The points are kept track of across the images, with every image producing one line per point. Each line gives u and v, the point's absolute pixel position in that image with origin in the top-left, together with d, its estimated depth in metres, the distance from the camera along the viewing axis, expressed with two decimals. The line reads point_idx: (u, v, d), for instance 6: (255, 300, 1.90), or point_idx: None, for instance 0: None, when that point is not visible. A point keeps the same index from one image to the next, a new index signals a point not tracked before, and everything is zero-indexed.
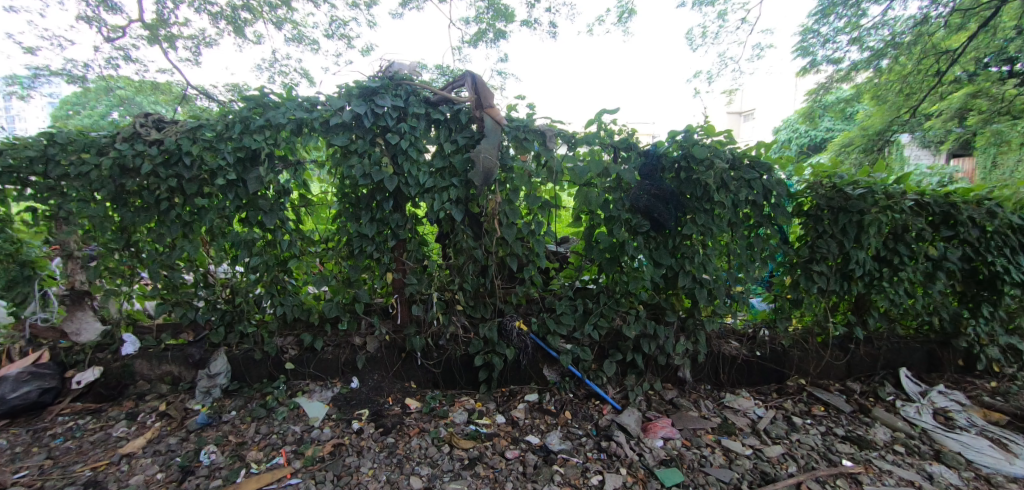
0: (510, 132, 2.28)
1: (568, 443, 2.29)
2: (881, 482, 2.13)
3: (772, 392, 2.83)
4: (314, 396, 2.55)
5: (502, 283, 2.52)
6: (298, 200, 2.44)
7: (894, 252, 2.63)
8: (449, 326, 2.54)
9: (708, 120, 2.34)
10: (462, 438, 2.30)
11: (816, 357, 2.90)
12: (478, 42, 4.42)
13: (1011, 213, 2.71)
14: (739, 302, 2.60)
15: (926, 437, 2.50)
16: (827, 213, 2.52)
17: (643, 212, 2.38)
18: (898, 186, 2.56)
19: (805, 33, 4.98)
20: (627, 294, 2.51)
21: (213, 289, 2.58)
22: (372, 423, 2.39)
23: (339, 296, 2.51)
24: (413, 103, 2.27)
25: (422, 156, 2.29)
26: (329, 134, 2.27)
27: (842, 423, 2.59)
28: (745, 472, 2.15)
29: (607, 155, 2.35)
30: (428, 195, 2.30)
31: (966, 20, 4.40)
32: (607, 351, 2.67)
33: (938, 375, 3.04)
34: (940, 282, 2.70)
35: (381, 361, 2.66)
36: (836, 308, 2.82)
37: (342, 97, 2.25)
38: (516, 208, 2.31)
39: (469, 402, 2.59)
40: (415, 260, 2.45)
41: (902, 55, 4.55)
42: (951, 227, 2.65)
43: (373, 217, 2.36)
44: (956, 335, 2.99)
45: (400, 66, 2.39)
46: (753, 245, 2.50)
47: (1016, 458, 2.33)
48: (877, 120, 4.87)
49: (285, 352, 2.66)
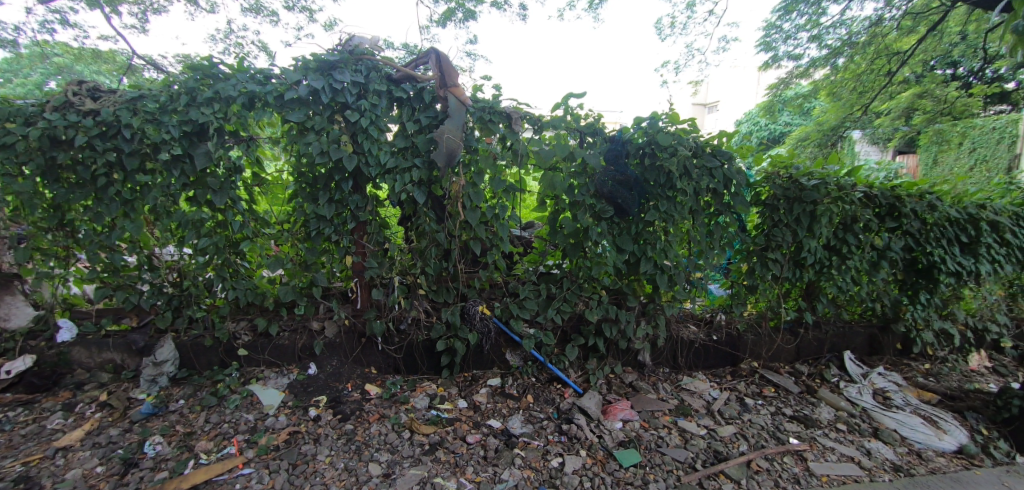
0: (475, 114, 2.23)
1: (530, 426, 2.30)
2: (824, 458, 2.26)
3: (726, 375, 2.93)
4: (268, 383, 2.44)
5: (465, 267, 2.48)
6: (251, 178, 2.31)
7: (843, 242, 2.75)
8: (411, 310, 2.49)
9: (673, 107, 2.34)
10: (422, 423, 2.26)
11: (768, 341, 3.03)
12: (447, 21, 4.29)
13: (949, 207, 2.87)
14: (698, 289, 2.65)
15: (866, 415, 2.66)
16: (783, 203, 2.60)
17: (607, 198, 2.38)
18: (849, 178, 2.68)
19: (768, 28, 5.10)
20: (590, 280, 2.52)
21: (158, 271, 2.40)
22: (330, 410, 2.32)
23: (296, 279, 2.40)
24: (374, 80, 2.17)
25: (383, 135, 2.21)
26: (284, 109, 2.15)
27: (790, 403, 2.72)
28: (699, 452, 2.22)
29: (573, 140, 2.34)
30: (389, 176, 2.22)
31: (916, 23, 4.59)
32: (569, 335, 2.70)
33: (878, 358, 3.24)
34: (883, 270, 2.85)
35: (340, 347, 2.58)
36: (788, 294, 2.92)
37: (299, 71, 2.14)
38: (480, 191, 2.26)
39: (430, 387, 2.56)
40: (375, 243, 2.38)
41: (857, 54, 4.73)
42: (895, 218, 2.81)
43: (331, 198, 2.26)
44: (896, 320, 3.16)
45: (360, 39, 2.25)
46: (712, 233, 2.56)
47: (944, 434, 2.51)
48: (832, 116, 5.11)
49: (237, 338, 2.53)
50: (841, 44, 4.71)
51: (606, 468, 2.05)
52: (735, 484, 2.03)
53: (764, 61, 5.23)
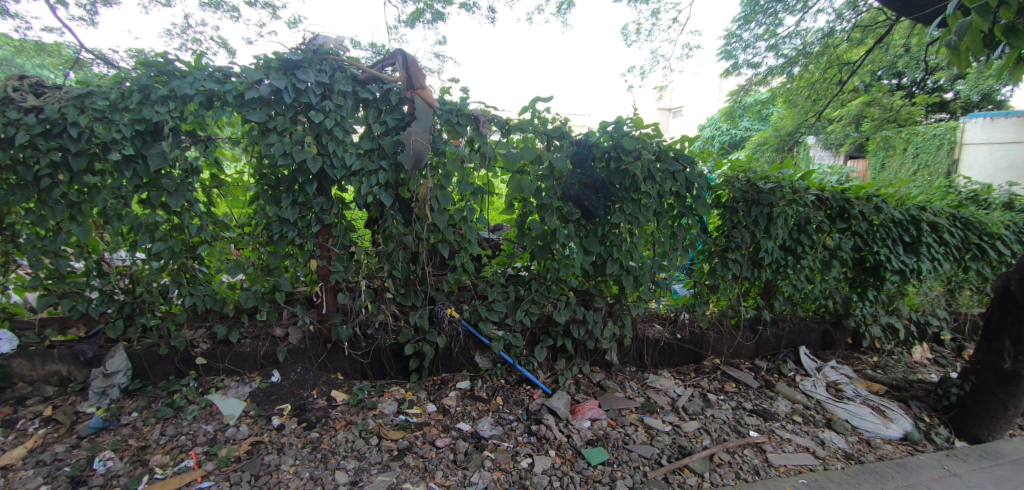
0: (442, 116, 2.22)
1: (499, 428, 2.31)
2: (781, 449, 2.36)
3: (690, 372, 3.01)
4: (228, 392, 2.35)
5: (433, 270, 2.47)
6: (210, 180, 2.22)
7: (798, 242, 2.89)
8: (378, 314, 2.46)
9: (638, 112, 2.40)
10: (391, 428, 2.23)
11: (729, 339, 3.13)
12: (415, 22, 4.25)
13: (894, 209, 3.05)
14: (662, 289, 2.73)
15: (820, 407, 2.80)
16: (742, 205, 2.71)
17: (574, 200, 2.41)
18: (803, 181, 2.82)
19: (729, 37, 5.30)
20: (558, 281, 2.55)
21: (109, 278, 2.27)
22: (295, 418, 2.25)
23: (257, 284, 2.33)
24: (339, 80, 2.13)
25: (348, 137, 2.17)
26: (245, 109, 2.09)
27: (750, 398, 2.82)
28: (665, 447, 2.28)
29: (540, 143, 2.37)
30: (354, 178, 2.18)
31: (864, 35, 4.86)
32: (537, 337, 2.72)
33: (831, 352, 3.41)
34: (834, 269, 3.01)
35: (304, 353, 2.51)
36: (747, 293, 3.04)
37: (260, 70, 2.08)
38: (448, 193, 2.26)
39: (399, 391, 2.53)
40: (341, 246, 2.33)
41: (810, 64, 4.98)
42: (845, 220, 2.97)
43: (295, 200, 2.21)
44: (846, 316, 3.33)
45: (324, 39, 2.21)
46: (676, 235, 2.64)
47: (891, 423, 2.67)
48: (788, 122, 5.33)
49: (194, 346, 2.42)
50: (796, 54, 4.95)
51: (574, 467, 2.08)
52: (699, 477, 2.10)
53: (725, 69, 5.43)
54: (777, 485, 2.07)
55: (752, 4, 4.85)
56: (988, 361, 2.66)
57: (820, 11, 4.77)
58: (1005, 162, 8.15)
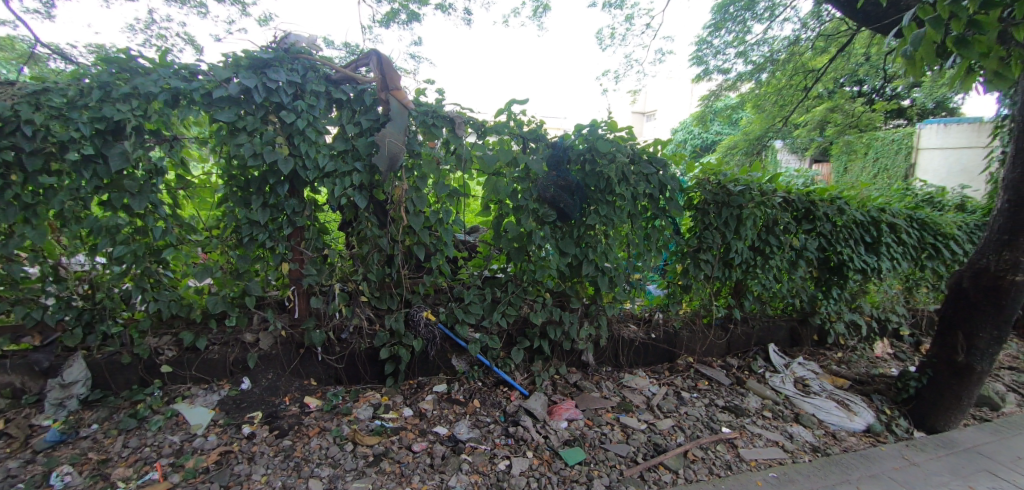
0: (417, 117, 2.21)
1: (476, 431, 2.30)
2: (752, 444, 2.43)
3: (664, 371, 3.07)
4: (196, 401, 2.27)
5: (409, 272, 2.45)
6: (175, 181, 2.15)
7: (766, 243, 2.98)
8: (353, 318, 2.42)
9: (612, 116, 2.44)
10: (366, 434, 2.20)
11: (702, 337, 3.20)
12: (390, 23, 4.21)
13: (855, 210, 3.19)
14: (637, 289, 2.78)
15: (788, 402, 2.89)
16: (712, 207, 2.78)
17: (550, 202, 2.43)
18: (770, 184, 2.92)
19: (700, 43, 5.44)
20: (534, 283, 2.56)
21: (66, 283, 2.15)
22: (266, 426, 2.19)
23: (226, 289, 2.26)
24: (312, 80, 2.10)
25: (321, 137, 2.13)
26: (213, 108, 2.02)
27: (722, 395, 2.89)
28: (640, 445, 2.32)
29: (516, 145, 2.39)
30: (327, 180, 2.15)
31: (828, 44, 5.06)
32: (514, 338, 2.73)
33: (798, 349, 3.53)
34: (800, 268, 3.12)
35: (276, 359, 2.45)
36: (718, 292, 3.12)
37: (229, 68, 2.03)
38: (424, 195, 2.25)
39: (374, 396, 2.49)
40: (314, 249, 2.29)
41: (777, 70, 5.16)
42: (811, 221, 3.08)
43: (265, 202, 2.15)
44: (812, 314, 3.46)
45: (296, 37, 2.17)
46: (649, 236, 2.68)
47: (855, 416, 2.78)
48: (757, 127, 5.52)
49: (159, 354, 2.32)
50: (764, 61, 5.11)
51: (552, 468, 2.09)
52: (673, 474, 2.14)
53: (696, 74, 5.56)
54: (748, 479, 2.13)
55: (722, 12, 5.00)
56: (943, 355, 2.80)
57: (786, 20, 4.94)
58: (956, 167, 8.41)
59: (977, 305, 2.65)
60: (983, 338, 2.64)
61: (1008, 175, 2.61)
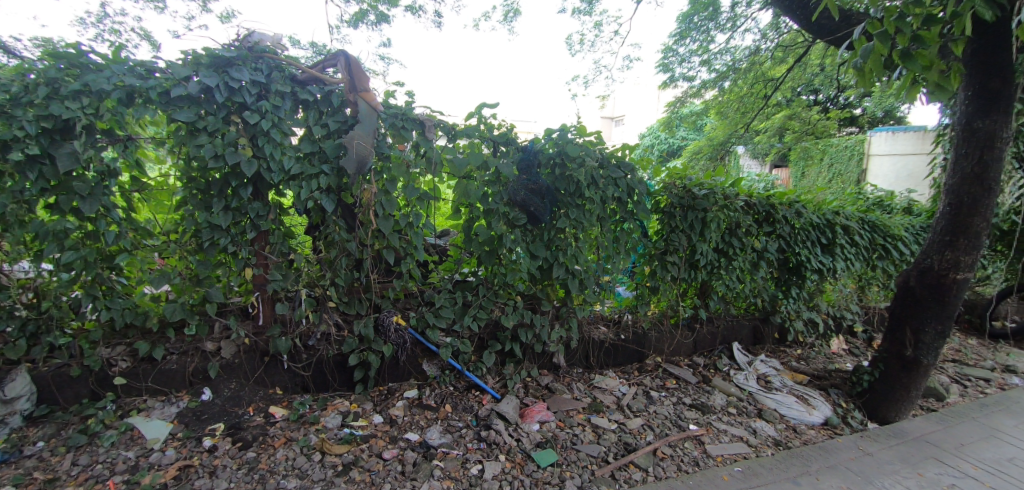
0: (387, 120, 2.19)
1: (448, 436, 2.28)
2: (718, 440, 2.51)
3: (633, 371, 3.13)
4: (152, 414, 2.16)
5: (379, 277, 2.42)
6: (129, 184, 2.05)
7: (730, 245, 3.10)
8: (320, 324, 2.37)
9: (581, 121, 2.50)
10: (335, 443, 2.15)
11: (670, 337, 3.28)
12: (358, 23, 4.15)
13: (811, 213, 3.35)
14: (606, 291, 2.83)
15: (752, 398, 3.00)
16: (678, 211, 2.86)
17: (520, 206, 2.45)
18: (733, 188, 3.03)
19: (666, 51, 5.59)
20: (505, 286, 2.57)
21: (7, 292, 2.00)
22: (229, 438, 2.11)
23: (184, 296, 2.16)
24: (277, 80, 2.04)
25: (287, 139, 2.08)
26: (171, 107, 1.94)
27: (689, 393, 2.97)
28: (611, 445, 2.36)
29: (486, 149, 2.40)
30: (293, 182, 2.10)
31: (786, 54, 5.29)
32: (485, 342, 2.73)
33: (760, 347, 3.67)
34: (762, 269, 3.25)
35: (239, 368, 2.36)
36: (684, 293, 3.21)
37: (188, 66, 1.95)
38: (393, 199, 2.23)
39: (343, 404, 2.44)
40: (279, 254, 2.23)
41: (739, 79, 5.37)
42: (771, 223, 3.21)
43: (227, 205, 2.08)
44: (773, 312, 3.60)
45: (260, 35, 2.12)
46: (618, 239, 2.73)
47: (814, 410, 2.90)
48: (720, 133, 5.73)
49: (112, 365, 2.19)
50: (726, 69, 5.33)
51: (524, 470, 2.10)
52: (643, 472, 2.18)
53: (662, 81, 5.72)
54: (715, 474, 2.19)
55: (686, 21, 5.18)
56: (893, 350, 2.96)
57: (747, 31, 5.17)
58: (902, 172, 8.86)
59: (923, 302, 2.82)
60: (928, 333, 2.81)
61: (949, 180, 2.80)
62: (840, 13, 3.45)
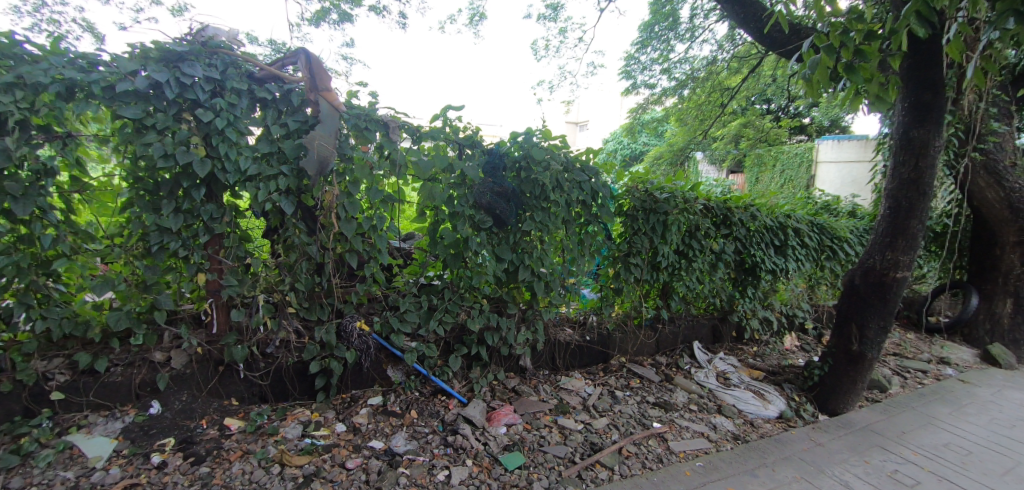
0: (349, 120, 2.15)
1: (414, 442, 2.25)
2: (680, 437, 2.59)
3: (599, 371, 3.19)
4: (94, 431, 2.03)
5: (341, 281, 2.37)
6: (69, 184, 1.92)
7: (690, 247, 3.21)
8: (279, 331, 2.29)
9: (546, 124, 2.54)
10: (295, 454, 2.07)
11: (633, 338, 3.36)
12: (319, 22, 4.06)
13: (765, 216, 3.53)
14: (572, 293, 2.87)
15: (712, 395, 3.11)
16: (641, 214, 2.94)
17: (486, 209, 2.46)
18: (692, 192, 3.15)
19: (628, 59, 5.76)
20: (471, 289, 2.57)
21: None
22: (180, 453, 2.00)
23: (130, 303, 2.03)
24: (232, 77, 1.97)
25: (243, 139, 2.01)
26: (116, 103, 1.84)
27: (653, 391, 3.05)
28: (577, 445, 2.38)
29: (451, 151, 2.39)
30: (250, 184, 2.02)
31: (741, 65, 5.54)
32: (451, 346, 2.71)
33: (719, 345, 3.81)
34: (720, 270, 3.39)
35: (191, 379, 2.25)
36: (647, 294, 3.29)
37: (136, 60, 1.85)
38: (356, 201, 2.19)
39: (303, 413, 2.36)
40: (234, 258, 2.15)
41: (697, 87, 5.59)
42: (728, 226, 3.35)
43: (178, 207, 1.98)
44: (731, 312, 3.75)
45: (215, 30, 2.04)
46: (583, 241, 2.78)
47: (769, 404, 3.03)
48: (680, 139, 5.92)
49: (48, 379, 2.02)
50: (685, 78, 5.56)
51: (491, 474, 2.09)
52: (609, 471, 2.22)
53: (626, 87, 5.88)
54: (678, 470, 2.25)
55: (648, 31, 5.36)
56: (841, 345, 3.14)
57: (705, 42, 5.40)
58: (847, 178, 9.42)
59: (867, 299, 3.00)
60: (872, 328, 2.99)
61: (889, 185, 3.00)
62: (789, 28, 3.66)
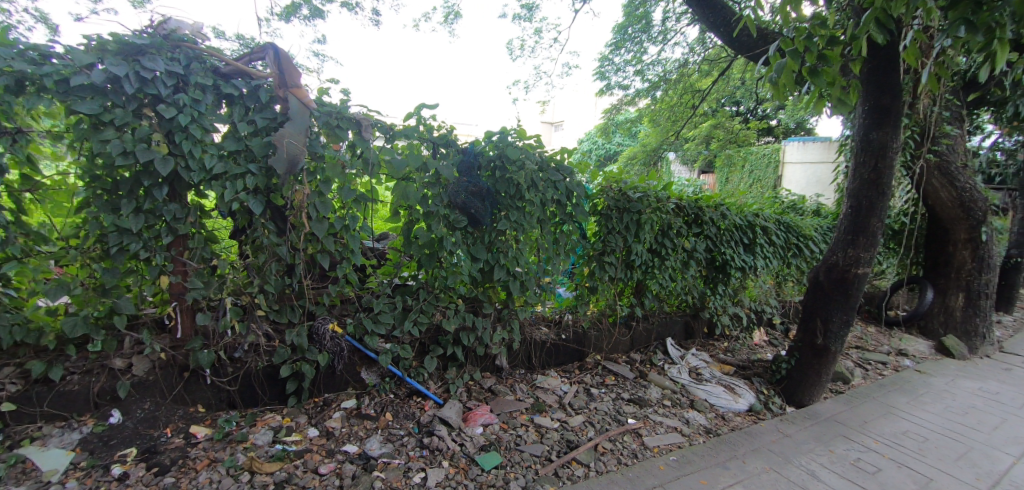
0: (320, 118, 2.10)
1: (389, 445, 2.22)
2: (655, 432, 2.64)
3: (575, 369, 3.22)
4: (48, 443, 1.92)
5: (312, 283, 2.32)
6: (19, 182, 1.83)
7: (662, 245, 3.28)
8: (248, 335, 2.23)
9: (520, 124, 2.55)
10: (265, 461, 2.02)
11: (608, 335, 3.41)
12: (290, 17, 3.96)
13: (734, 215, 3.63)
14: (547, 292, 2.89)
15: (684, 390, 3.18)
16: (615, 213, 2.98)
17: (460, 208, 2.45)
18: (664, 191, 3.22)
19: (603, 60, 5.84)
20: (447, 289, 2.56)
21: None
22: (142, 464, 1.93)
23: (87, 308, 1.94)
24: (196, 72, 1.91)
25: (208, 136, 1.95)
26: (70, 97, 1.75)
27: (627, 388, 3.10)
28: (554, 443, 2.40)
29: (425, 150, 2.37)
30: (216, 183, 1.96)
31: (711, 68, 5.68)
32: (427, 347, 2.70)
33: (692, 341, 3.91)
34: (691, 268, 3.48)
35: (154, 386, 2.16)
36: (622, 292, 3.34)
37: (92, 53, 1.77)
38: (328, 201, 2.15)
39: (274, 419, 2.31)
40: (199, 260, 2.08)
41: (669, 89, 5.72)
42: (699, 225, 3.44)
43: (139, 207, 1.91)
44: (703, 309, 3.85)
45: (177, 23, 1.96)
46: (558, 240, 2.81)
47: (739, 398, 3.12)
48: (653, 140, 6.04)
49: None
50: (658, 79, 5.67)
51: (468, 475, 2.08)
52: (585, 468, 2.24)
53: (600, 88, 5.95)
54: (652, 464, 2.30)
55: (622, 33, 5.45)
56: (807, 339, 3.26)
57: (677, 44, 5.52)
58: (812, 178, 9.79)
59: (830, 294, 3.13)
60: (836, 322, 3.12)
61: (850, 184, 3.13)
62: (757, 32, 3.78)
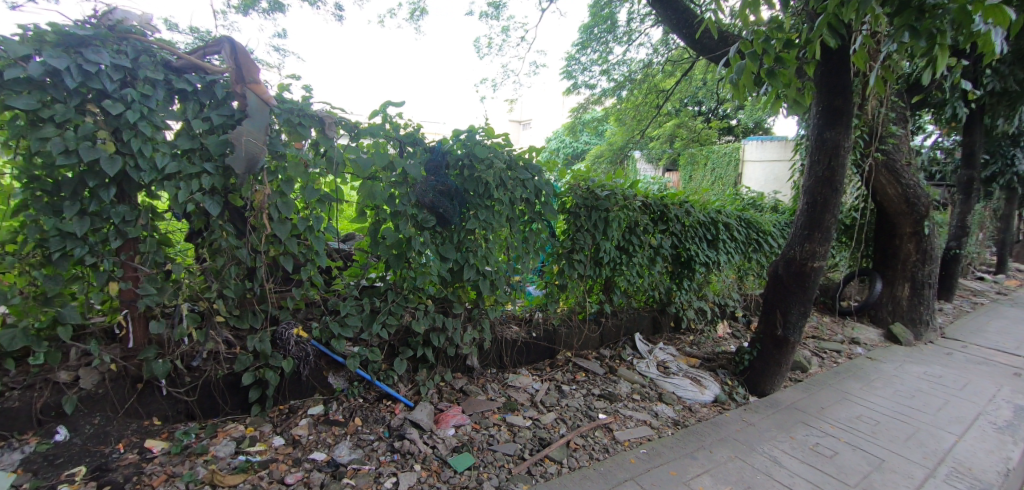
0: (281, 115, 2.03)
1: (359, 451, 2.18)
2: (625, 426, 2.70)
3: (546, 367, 3.26)
4: None
5: (275, 286, 2.25)
6: None
7: (630, 242, 3.35)
8: (207, 342, 2.14)
9: (488, 123, 2.55)
10: (227, 473, 1.94)
11: (578, 332, 3.46)
12: (246, 10, 3.82)
13: (698, 212, 3.75)
14: (518, 291, 2.91)
15: (653, 384, 3.26)
16: (583, 211, 3.03)
17: (429, 207, 2.43)
18: (630, 189, 3.29)
19: (569, 59, 5.91)
20: (415, 290, 2.53)
21: None
22: (93, 483, 1.81)
23: (27, 319, 1.81)
24: (145, 65, 1.81)
25: (159, 133, 1.85)
26: (3, 91, 1.63)
27: (598, 383, 3.16)
28: (526, 442, 2.42)
29: (392, 149, 2.33)
30: (168, 183, 1.87)
31: (675, 69, 5.85)
32: (396, 349, 2.66)
33: (659, 336, 4.01)
34: (657, 264, 3.57)
35: (104, 400, 2.04)
36: (591, 289, 3.39)
37: (28, 44, 1.65)
38: (290, 201, 2.09)
39: (237, 429, 2.23)
40: (152, 264, 1.97)
41: (634, 89, 5.84)
42: (664, 222, 3.54)
43: (84, 210, 1.80)
44: (669, 304, 3.95)
45: (123, 14, 1.85)
46: (527, 239, 2.83)
47: (705, 389, 3.23)
48: (620, 138, 6.16)
49: None
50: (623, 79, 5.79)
51: (441, 478, 2.07)
52: (558, 464, 2.27)
53: (567, 87, 6.02)
54: (624, 458, 2.35)
55: (588, 32, 5.53)
56: (767, 330, 3.40)
57: (641, 45, 5.64)
58: (770, 176, 10.23)
59: (789, 287, 3.27)
60: (794, 313, 3.27)
61: (806, 182, 3.29)
62: (718, 34, 3.90)
